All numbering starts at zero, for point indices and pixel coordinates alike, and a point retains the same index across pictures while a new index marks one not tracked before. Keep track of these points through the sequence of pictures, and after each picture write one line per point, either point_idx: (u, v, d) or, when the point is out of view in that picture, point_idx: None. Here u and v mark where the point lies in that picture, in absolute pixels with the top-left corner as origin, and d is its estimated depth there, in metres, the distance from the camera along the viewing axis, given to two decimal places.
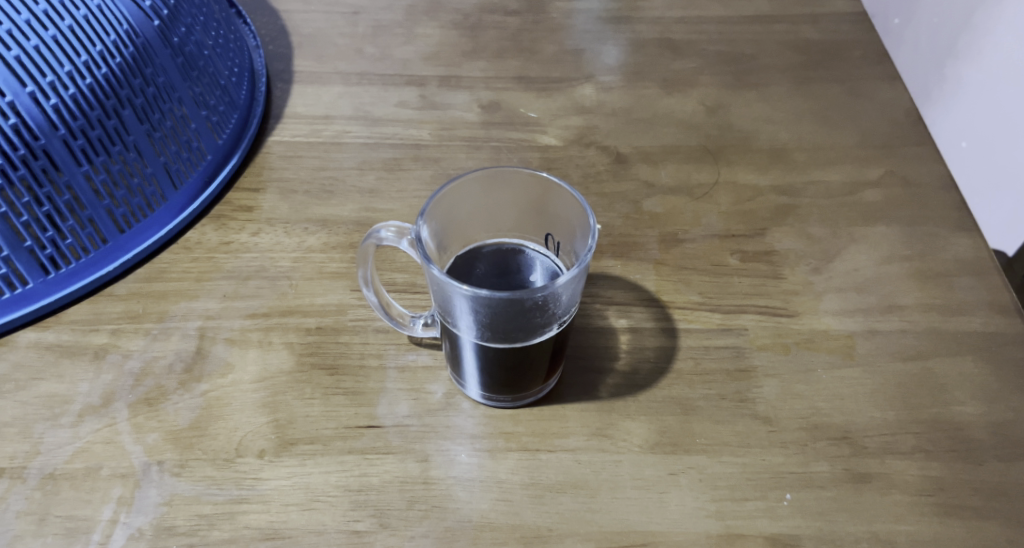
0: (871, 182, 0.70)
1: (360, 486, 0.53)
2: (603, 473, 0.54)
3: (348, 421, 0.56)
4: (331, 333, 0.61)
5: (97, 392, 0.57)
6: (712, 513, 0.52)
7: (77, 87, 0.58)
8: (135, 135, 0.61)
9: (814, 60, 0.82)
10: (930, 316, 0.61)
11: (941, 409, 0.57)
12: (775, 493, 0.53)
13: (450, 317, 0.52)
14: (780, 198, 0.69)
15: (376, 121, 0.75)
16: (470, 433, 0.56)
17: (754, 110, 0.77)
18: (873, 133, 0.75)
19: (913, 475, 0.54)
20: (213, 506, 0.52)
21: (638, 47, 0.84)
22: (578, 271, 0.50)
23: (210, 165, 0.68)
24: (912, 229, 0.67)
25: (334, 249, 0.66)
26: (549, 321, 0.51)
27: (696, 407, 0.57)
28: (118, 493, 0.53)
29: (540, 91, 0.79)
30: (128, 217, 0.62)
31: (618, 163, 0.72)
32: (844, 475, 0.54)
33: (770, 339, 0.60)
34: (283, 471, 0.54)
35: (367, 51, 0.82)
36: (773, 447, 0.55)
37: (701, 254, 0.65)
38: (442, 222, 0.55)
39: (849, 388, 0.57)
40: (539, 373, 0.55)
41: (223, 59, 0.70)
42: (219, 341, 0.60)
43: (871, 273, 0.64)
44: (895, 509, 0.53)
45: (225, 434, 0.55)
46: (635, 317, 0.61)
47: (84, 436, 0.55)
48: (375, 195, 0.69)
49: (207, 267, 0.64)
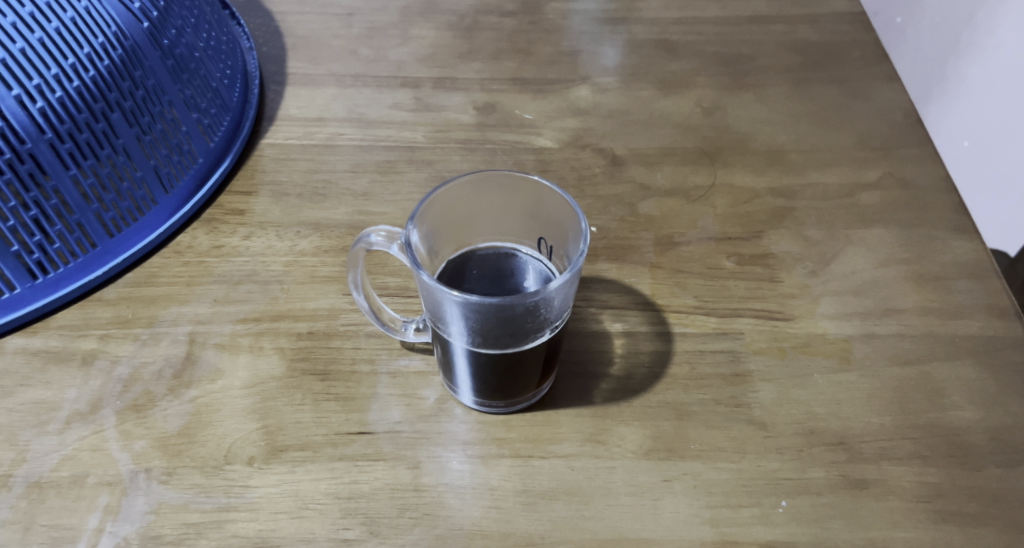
0: (869, 184, 0.70)
1: (350, 494, 0.53)
2: (597, 479, 0.53)
3: (339, 427, 0.56)
4: (322, 338, 0.60)
5: (85, 399, 0.56)
6: (707, 520, 0.52)
7: (65, 90, 0.58)
8: (124, 138, 0.60)
9: (812, 60, 0.81)
10: (928, 319, 0.60)
11: (939, 414, 0.56)
12: (770, 500, 0.52)
13: (441, 322, 0.52)
14: (777, 200, 0.69)
15: (370, 123, 0.75)
16: (463, 440, 0.55)
17: (751, 111, 0.77)
18: (872, 134, 0.74)
19: (910, 481, 0.53)
20: (201, 514, 0.52)
21: (634, 48, 0.83)
22: (570, 275, 0.49)
23: (201, 169, 0.67)
24: (910, 231, 0.66)
25: (327, 253, 0.65)
26: (541, 326, 0.51)
27: (691, 413, 0.56)
28: (105, 502, 0.52)
29: (535, 93, 0.78)
30: (117, 221, 0.62)
31: (615, 165, 0.72)
32: (841, 481, 0.53)
33: (766, 343, 0.59)
34: (272, 478, 0.53)
35: (362, 53, 0.81)
36: (770, 453, 0.54)
37: (696, 257, 0.65)
38: (433, 226, 0.54)
39: (846, 393, 0.57)
40: (531, 379, 0.54)
41: (216, 61, 0.70)
42: (209, 347, 0.59)
43: (868, 276, 0.63)
44: (892, 515, 0.52)
45: (214, 441, 0.55)
46: (629, 321, 0.61)
47: (71, 444, 0.54)
48: (368, 198, 0.69)
49: (198, 271, 0.63)
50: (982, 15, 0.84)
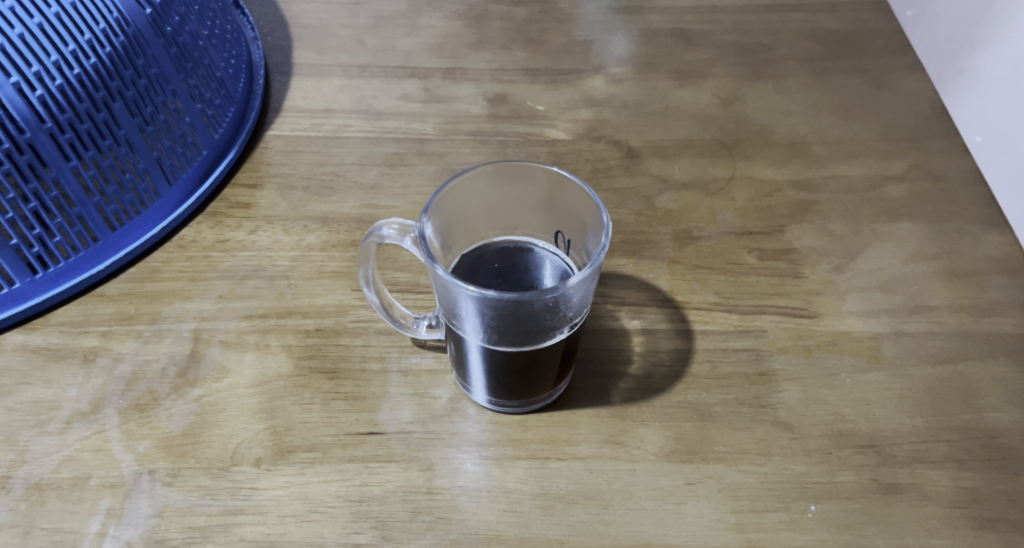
0: (894, 177, 0.67)
1: (362, 496, 0.51)
2: (617, 482, 0.51)
3: (349, 427, 0.54)
4: (331, 334, 0.58)
5: (86, 398, 0.55)
6: (732, 526, 0.50)
7: (65, 78, 0.56)
8: (126, 129, 0.58)
9: (833, 49, 0.79)
10: (960, 316, 0.58)
11: (974, 416, 0.54)
12: (798, 505, 0.50)
13: (456, 319, 0.50)
14: (799, 193, 0.66)
15: (378, 115, 0.72)
16: (477, 441, 0.53)
17: (770, 102, 0.74)
18: (896, 125, 0.72)
19: (945, 485, 0.51)
20: (206, 518, 0.50)
21: (649, 37, 0.81)
22: (591, 271, 0.47)
23: (205, 161, 0.65)
24: (939, 225, 0.64)
25: (334, 247, 0.63)
26: (559, 324, 0.49)
27: (714, 414, 0.54)
28: (107, 505, 0.50)
29: (548, 84, 0.76)
30: (119, 214, 0.60)
31: (630, 157, 0.70)
32: (871, 485, 0.51)
33: (790, 341, 0.57)
34: (280, 480, 0.51)
35: (369, 42, 0.79)
36: (796, 456, 0.52)
37: (716, 252, 0.62)
38: (446, 218, 0.52)
39: (875, 393, 0.55)
40: (548, 378, 0.52)
41: (220, 50, 0.68)
42: (214, 344, 0.57)
43: (895, 271, 0.61)
44: (927, 521, 0.50)
45: (220, 441, 0.53)
46: (648, 318, 0.59)
47: (72, 444, 0.53)
48: (377, 191, 0.67)
49: (203, 266, 0.61)
50: (999, 5, 0.66)
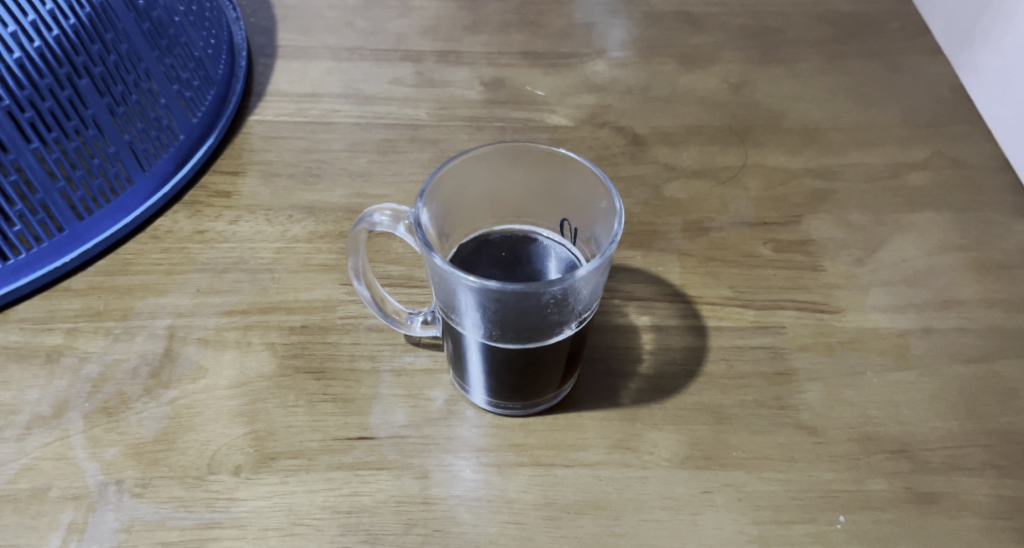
0: (916, 164, 0.64)
1: (350, 508, 0.47)
2: (628, 491, 0.47)
3: (337, 432, 0.49)
4: (317, 332, 0.54)
5: (48, 401, 0.50)
6: (754, 539, 0.46)
7: (24, 51, 0.51)
8: (94, 109, 0.54)
9: (846, 33, 0.75)
10: (992, 311, 0.55)
11: (1012, 418, 0.50)
12: (826, 515, 0.47)
13: (453, 313, 0.45)
14: (815, 181, 0.63)
15: (367, 99, 0.68)
16: (476, 446, 0.49)
17: (782, 87, 0.71)
18: (916, 111, 0.68)
19: (985, 495, 0.47)
20: (179, 532, 0.46)
21: (653, 21, 0.77)
22: (602, 261, 0.43)
23: (183, 147, 0.61)
24: (966, 215, 0.60)
25: (322, 239, 0.59)
26: (567, 319, 0.45)
27: (731, 416, 0.50)
28: (69, 518, 0.46)
29: (547, 68, 0.72)
30: (87, 202, 0.55)
31: (636, 144, 0.66)
32: (905, 495, 0.47)
33: (811, 338, 0.53)
34: (261, 491, 0.47)
35: (358, 25, 0.75)
36: (822, 462, 0.48)
37: (729, 243, 0.59)
38: (443, 205, 0.48)
39: (904, 394, 0.51)
40: (553, 377, 0.48)
41: (199, 29, 0.63)
42: (191, 342, 0.53)
43: (920, 264, 0.57)
44: (967, 533, 0.46)
45: (195, 448, 0.48)
46: (658, 314, 0.55)
47: (30, 452, 0.48)
48: (367, 179, 0.62)
49: (179, 258, 0.57)
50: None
